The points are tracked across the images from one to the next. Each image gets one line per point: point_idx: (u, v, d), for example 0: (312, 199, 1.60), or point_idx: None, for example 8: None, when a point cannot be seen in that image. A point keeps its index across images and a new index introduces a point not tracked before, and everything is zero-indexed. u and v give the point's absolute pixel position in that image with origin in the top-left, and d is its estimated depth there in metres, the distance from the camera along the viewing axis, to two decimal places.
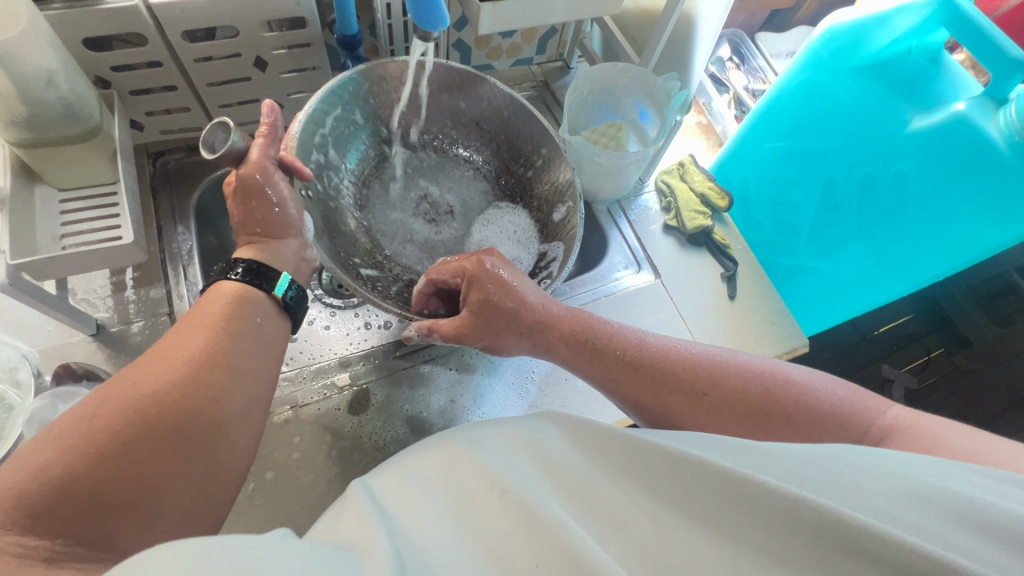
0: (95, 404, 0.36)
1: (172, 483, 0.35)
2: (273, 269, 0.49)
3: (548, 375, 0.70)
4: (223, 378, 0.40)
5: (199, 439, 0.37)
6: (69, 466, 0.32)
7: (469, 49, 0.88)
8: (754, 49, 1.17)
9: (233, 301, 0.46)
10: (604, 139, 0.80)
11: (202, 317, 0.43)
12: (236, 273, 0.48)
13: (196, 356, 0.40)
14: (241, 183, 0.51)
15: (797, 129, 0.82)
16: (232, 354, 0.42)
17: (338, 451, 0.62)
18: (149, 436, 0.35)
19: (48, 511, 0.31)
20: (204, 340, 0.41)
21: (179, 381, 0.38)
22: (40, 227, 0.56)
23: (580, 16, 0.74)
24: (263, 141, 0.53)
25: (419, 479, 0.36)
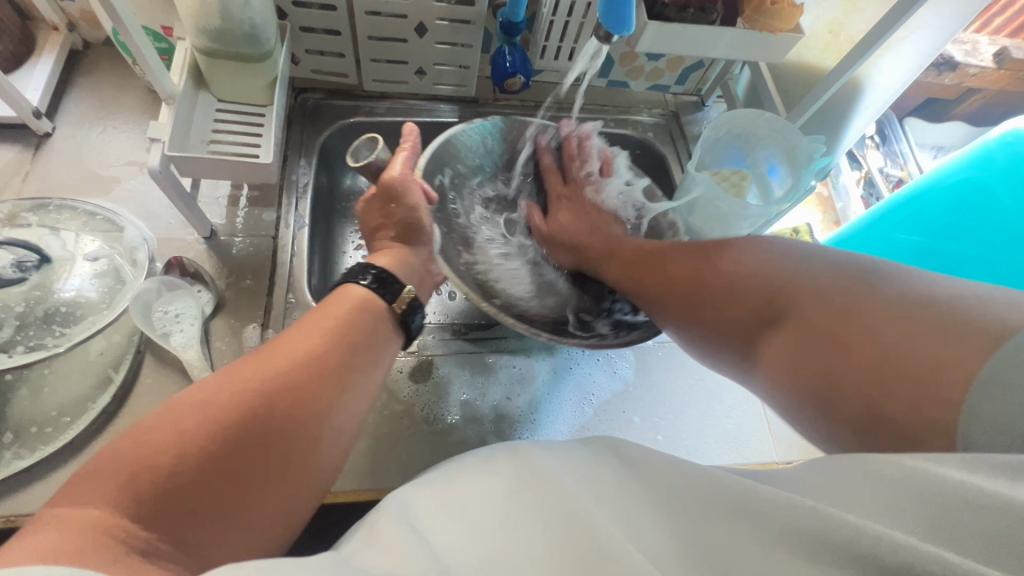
0: (219, 394, 0.38)
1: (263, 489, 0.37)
2: (399, 282, 0.52)
3: (607, 403, 0.68)
4: (336, 392, 0.42)
5: (299, 445, 0.39)
6: (192, 451, 0.35)
7: (612, 63, 0.88)
8: (900, 133, 1.11)
9: (353, 308, 0.48)
10: (724, 183, 0.77)
11: (326, 321, 0.46)
12: (365, 280, 0.50)
13: (312, 360, 0.42)
14: (383, 187, 0.59)
15: (939, 228, 0.76)
16: (347, 367, 0.44)
17: (391, 413, 0.63)
18: (255, 440, 0.37)
19: (156, 503, 0.33)
20: (323, 344, 0.43)
21: (295, 386, 0.40)
22: (194, 128, 0.61)
23: (741, 56, 0.72)
24: (406, 153, 0.63)
25: (452, 483, 0.37)
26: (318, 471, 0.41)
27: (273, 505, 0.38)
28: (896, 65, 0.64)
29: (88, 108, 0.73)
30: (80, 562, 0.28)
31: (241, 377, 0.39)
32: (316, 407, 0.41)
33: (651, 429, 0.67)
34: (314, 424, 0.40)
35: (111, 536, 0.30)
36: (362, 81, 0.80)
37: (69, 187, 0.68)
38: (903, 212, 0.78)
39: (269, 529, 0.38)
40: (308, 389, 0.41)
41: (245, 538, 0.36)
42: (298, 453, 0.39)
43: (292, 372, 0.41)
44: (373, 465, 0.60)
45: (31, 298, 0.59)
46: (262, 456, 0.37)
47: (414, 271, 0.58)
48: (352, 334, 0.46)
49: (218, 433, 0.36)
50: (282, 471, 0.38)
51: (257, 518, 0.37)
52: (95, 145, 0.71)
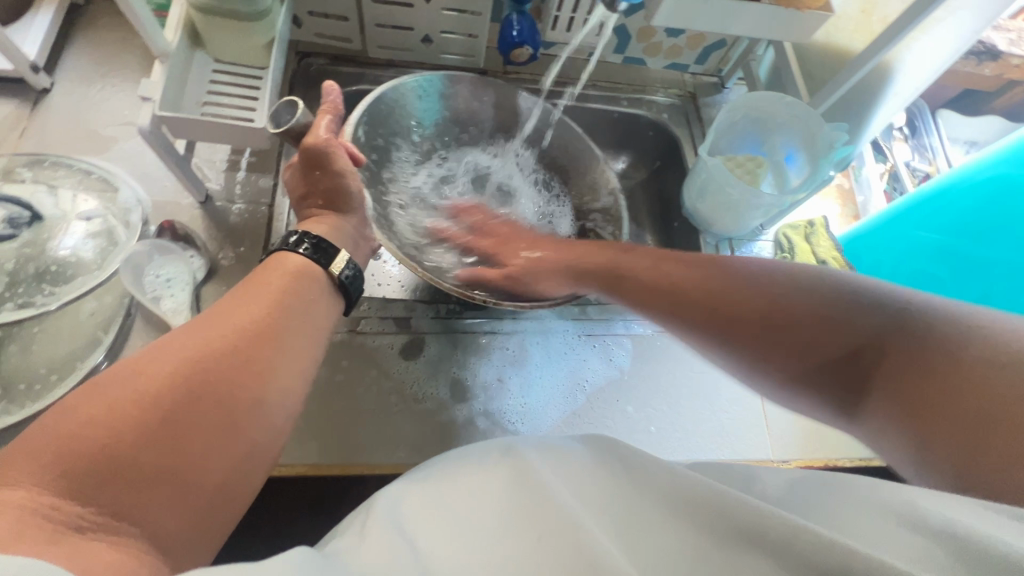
0: (153, 360, 0.36)
1: (208, 456, 0.36)
2: (333, 246, 0.50)
3: (600, 390, 0.67)
4: (272, 351, 0.41)
5: (241, 412, 0.38)
6: (128, 412, 0.33)
7: (629, 39, 0.84)
8: (931, 125, 1.05)
9: (289, 274, 0.47)
10: (738, 169, 0.73)
11: (270, 284, 0.45)
12: (303, 249, 0.49)
13: (255, 325, 0.41)
14: (307, 154, 0.54)
15: (963, 227, 0.72)
16: (283, 330, 0.43)
17: (379, 388, 0.62)
18: (193, 400, 0.36)
19: (85, 474, 0.31)
20: (267, 309, 0.43)
21: (231, 347, 0.39)
22: (188, 88, 0.59)
23: (764, 34, 0.68)
24: (332, 116, 0.57)
25: (446, 486, 0.37)
26: (264, 433, 0.39)
27: (222, 467, 0.36)
28: (938, 45, 0.59)
29: (87, 65, 0.71)
30: (16, 546, 0.27)
31: (172, 347, 0.37)
32: (257, 368, 0.40)
33: (644, 420, 0.65)
34: (255, 387, 0.39)
35: (41, 516, 0.29)
36: (367, 47, 0.77)
37: (66, 145, 0.67)
38: (925, 210, 0.73)
39: (217, 497, 0.36)
40: (242, 352, 0.40)
41: (191, 511, 0.35)
42: (240, 415, 0.38)
43: (225, 338, 0.39)
44: (359, 440, 0.59)
45: (22, 255, 0.58)
46: (207, 420, 0.36)
47: (350, 238, 0.56)
48: (286, 295, 0.45)
49: (155, 394, 0.35)
50: (224, 436, 0.37)
51: (205, 485, 0.35)
52: (93, 102, 0.69)
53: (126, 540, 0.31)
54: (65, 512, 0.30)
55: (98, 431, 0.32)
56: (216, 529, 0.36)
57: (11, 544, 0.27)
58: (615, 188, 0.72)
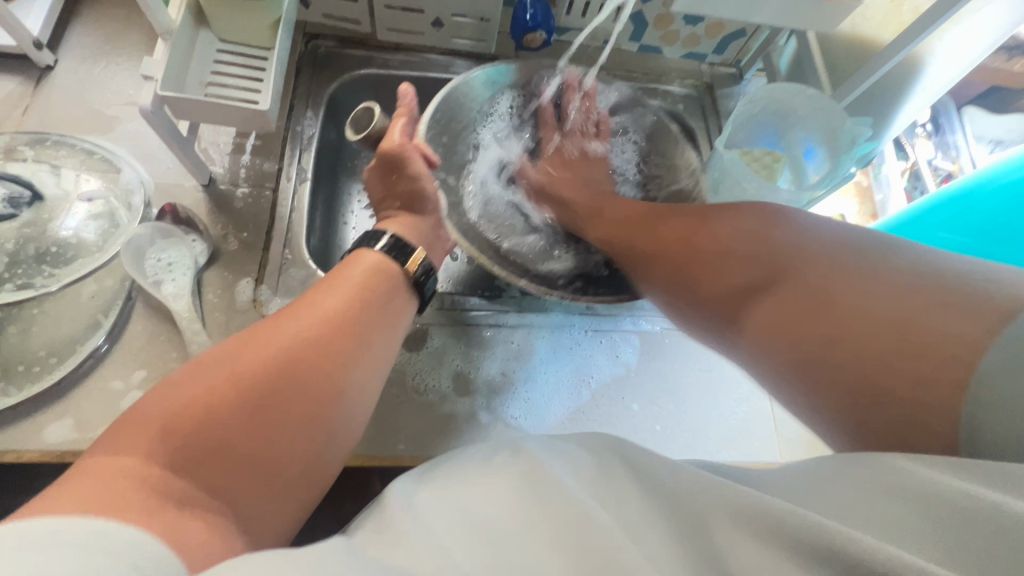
0: (243, 348, 0.38)
1: (289, 446, 0.37)
2: (411, 246, 0.51)
3: (606, 387, 0.65)
4: (354, 347, 0.42)
5: (323, 403, 0.39)
6: (219, 396, 0.35)
7: (645, 26, 0.81)
8: (956, 122, 1.02)
9: (369, 271, 0.47)
10: (755, 164, 0.71)
11: (347, 279, 0.46)
12: (380, 245, 0.49)
13: (336, 318, 0.42)
14: (383, 157, 0.57)
15: (984, 231, 0.70)
16: (362, 323, 0.43)
17: (381, 379, 0.61)
18: (278, 389, 0.37)
19: (184, 452, 0.33)
20: (345, 302, 0.43)
21: (317, 341, 0.40)
22: (192, 68, 0.58)
23: (787, 23, 0.65)
24: (405, 120, 0.60)
25: (451, 484, 0.35)
26: (343, 423, 0.40)
27: (303, 451, 0.37)
28: (974, 34, 0.56)
29: (90, 43, 0.70)
30: (126, 512, 0.28)
31: (262, 338, 0.39)
32: (339, 359, 0.40)
33: (650, 418, 0.64)
34: (338, 379, 0.40)
35: (146, 484, 0.31)
36: (375, 29, 0.75)
37: (69, 124, 0.66)
38: (948, 210, 0.71)
39: (297, 484, 0.37)
40: (327, 344, 0.40)
41: (275, 494, 0.36)
42: (321, 405, 0.39)
43: (309, 328, 0.40)
44: (361, 432, 0.58)
45: (23, 236, 0.58)
46: (288, 407, 0.37)
47: (426, 239, 0.58)
48: (367, 287, 0.46)
49: (245, 384, 0.36)
50: (307, 421, 0.38)
51: (286, 469, 0.36)
52: (97, 81, 0.68)
53: (217, 515, 0.33)
54: (167, 485, 0.31)
55: (198, 410, 0.34)
56: (297, 508, 0.37)
57: (101, 509, 0.28)
58: (696, 170, 0.75)
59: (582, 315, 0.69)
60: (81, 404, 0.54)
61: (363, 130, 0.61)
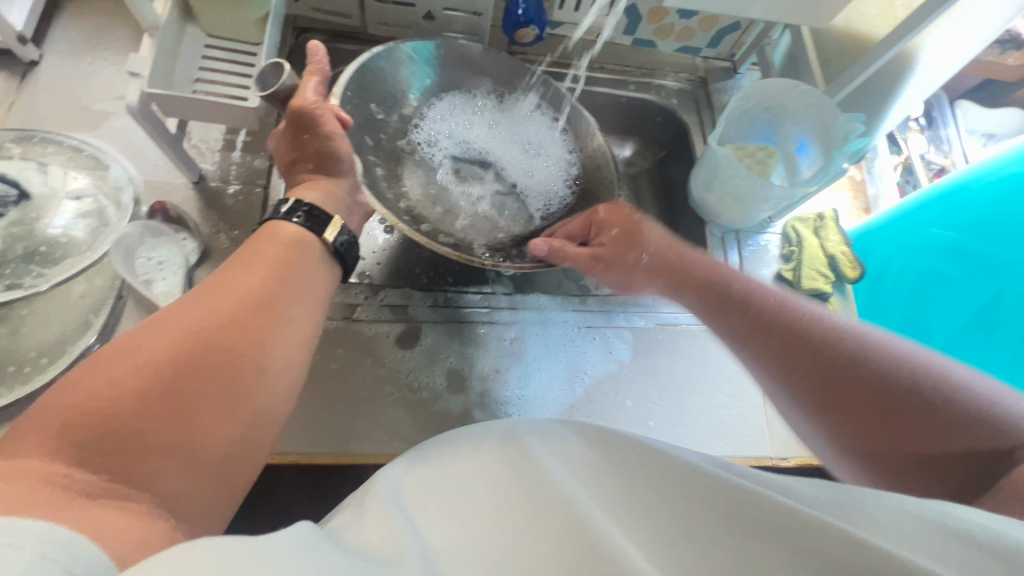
0: (148, 338, 0.35)
1: (212, 427, 0.34)
2: (328, 213, 0.48)
3: (599, 384, 0.66)
4: (276, 325, 0.40)
5: (244, 382, 0.37)
6: (117, 394, 0.32)
7: (640, 18, 0.80)
8: (949, 116, 1.02)
9: (284, 244, 0.44)
10: (748, 159, 0.71)
11: (261, 258, 0.42)
12: (297, 217, 0.46)
13: (249, 298, 0.39)
14: (292, 117, 0.53)
15: (977, 224, 0.70)
16: (281, 300, 0.41)
17: (375, 377, 0.61)
18: (188, 372, 0.34)
19: (90, 446, 0.31)
20: (257, 282, 0.40)
21: (227, 322, 0.37)
22: (179, 65, 0.57)
23: (782, 17, 0.65)
24: (317, 78, 0.55)
25: (440, 471, 0.36)
26: (268, 402, 0.38)
27: (229, 429, 0.35)
28: (971, 28, 0.56)
29: (77, 37, 0.69)
30: (26, 509, 0.27)
31: (172, 324, 0.36)
32: (257, 337, 0.38)
33: (642, 414, 0.65)
34: (257, 354, 0.38)
35: (53, 481, 0.29)
36: (367, 23, 0.74)
37: (56, 121, 0.65)
38: (937, 207, 0.71)
39: (229, 462, 0.35)
40: (243, 322, 0.38)
41: (202, 474, 0.34)
42: (243, 386, 0.36)
43: (222, 309, 0.38)
44: (354, 429, 0.59)
45: (13, 234, 0.58)
46: (206, 386, 0.35)
47: (343, 205, 0.53)
48: (282, 261, 0.43)
49: (145, 372, 0.33)
50: (229, 400, 0.36)
51: (211, 450, 0.34)
52: (83, 77, 0.67)
53: (138, 505, 0.31)
54: (80, 480, 0.30)
55: (96, 409, 0.31)
56: (226, 487, 0.35)
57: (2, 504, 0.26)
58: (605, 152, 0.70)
59: (574, 310, 0.69)
60: None
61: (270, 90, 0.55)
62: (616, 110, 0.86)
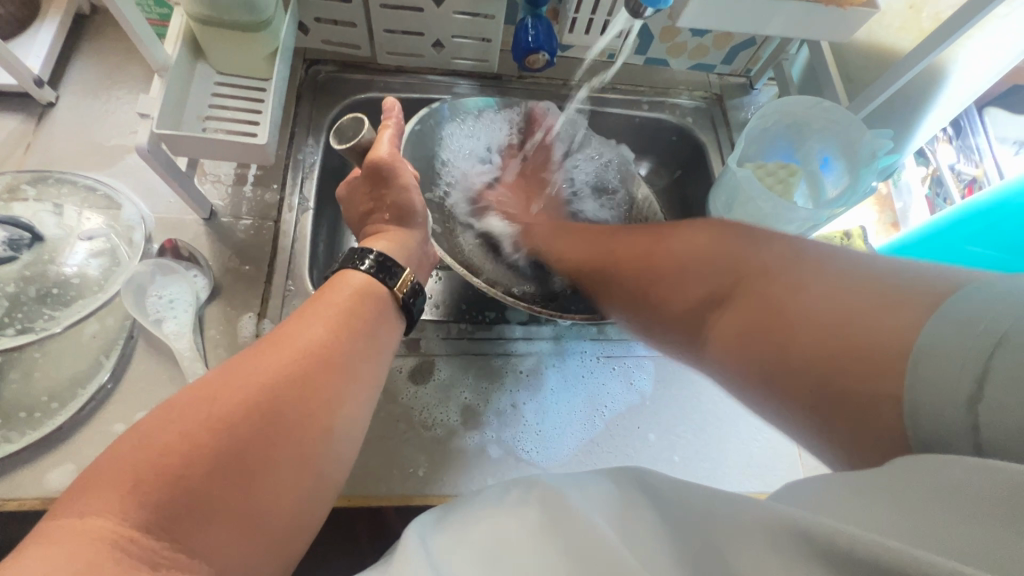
0: (220, 389, 0.33)
1: (273, 491, 0.33)
2: (401, 267, 0.47)
3: (620, 417, 0.63)
4: (341, 380, 0.38)
5: (307, 443, 0.35)
6: (187, 450, 0.30)
7: (652, 38, 0.79)
8: (978, 124, 0.98)
9: (356, 294, 0.43)
10: (770, 178, 0.69)
11: (332, 309, 0.41)
12: (365, 265, 0.45)
13: (315, 350, 0.38)
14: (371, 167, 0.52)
15: (1018, 246, 0.65)
16: (347, 354, 0.39)
17: (387, 415, 0.59)
18: (254, 430, 0.33)
19: (158, 508, 0.29)
20: (325, 333, 0.39)
21: (292, 376, 0.36)
22: (190, 104, 0.57)
23: (800, 33, 0.63)
24: (391, 130, 0.55)
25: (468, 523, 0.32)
26: (330, 464, 0.36)
27: (295, 494, 0.34)
28: (1006, 40, 0.53)
29: (92, 78, 0.70)
30: None
31: (242, 376, 0.34)
32: (328, 398, 0.36)
33: (667, 448, 0.62)
34: (326, 416, 0.36)
35: (118, 549, 0.27)
36: (376, 53, 0.74)
37: (71, 161, 0.65)
38: (974, 224, 0.67)
39: (288, 527, 0.34)
40: (312, 377, 0.36)
41: (262, 542, 0.32)
42: (310, 445, 0.35)
43: (295, 358, 0.37)
44: (365, 470, 0.56)
45: (25, 276, 0.57)
46: (270, 444, 0.33)
47: (414, 255, 0.54)
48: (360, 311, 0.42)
49: (215, 430, 0.31)
50: (295, 461, 0.34)
51: (270, 516, 0.32)
52: (98, 117, 0.68)
53: None
54: (145, 548, 0.28)
55: (165, 470, 0.30)
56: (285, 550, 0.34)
57: None
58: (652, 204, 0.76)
59: (593, 340, 0.67)
60: (83, 448, 0.52)
61: (347, 142, 0.53)
62: (629, 131, 0.84)
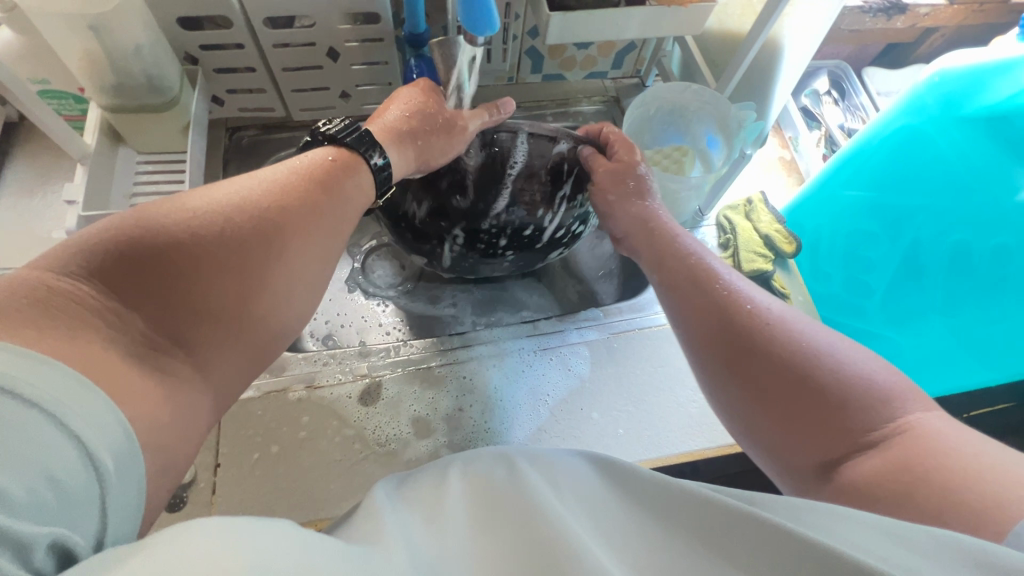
0: (191, 202, 0.38)
1: (256, 304, 0.38)
2: (379, 141, 0.49)
3: (563, 402, 0.67)
4: (320, 222, 0.42)
5: (287, 271, 0.40)
6: (161, 243, 0.35)
7: (542, 58, 0.87)
8: (859, 84, 1.06)
9: (338, 166, 0.46)
10: (666, 161, 0.75)
11: (303, 172, 0.44)
12: (345, 138, 0.47)
13: (302, 196, 0.42)
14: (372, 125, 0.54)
15: (884, 182, 0.71)
16: (328, 218, 0.43)
17: (342, 439, 0.63)
18: (232, 243, 0.37)
19: (134, 290, 0.33)
20: (303, 184, 0.43)
21: (273, 207, 0.40)
22: (116, 185, 0.62)
23: (657, 33, 0.70)
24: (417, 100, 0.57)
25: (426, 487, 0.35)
26: (303, 307, 0.42)
27: (262, 323, 0.39)
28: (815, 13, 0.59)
29: (27, 178, 0.74)
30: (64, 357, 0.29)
31: (220, 199, 0.39)
32: (306, 230, 0.41)
33: (611, 424, 0.66)
34: (308, 243, 0.41)
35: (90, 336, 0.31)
36: (291, 112, 0.80)
37: (14, 256, 0.69)
38: (844, 172, 0.72)
39: (260, 344, 0.39)
40: (291, 215, 0.41)
41: (233, 349, 0.37)
42: (288, 274, 0.40)
43: (252, 203, 0.40)
44: (327, 493, 0.60)
45: None
46: (241, 255, 0.37)
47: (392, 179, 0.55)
48: (322, 183, 0.44)
49: (193, 231, 0.36)
50: (273, 288, 0.39)
51: (246, 325, 0.38)
52: (37, 212, 0.72)
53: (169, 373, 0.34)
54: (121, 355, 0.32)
55: (142, 250, 0.34)
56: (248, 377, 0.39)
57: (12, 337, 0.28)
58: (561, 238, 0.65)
59: (529, 336, 0.71)
60: None
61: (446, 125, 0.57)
62: None
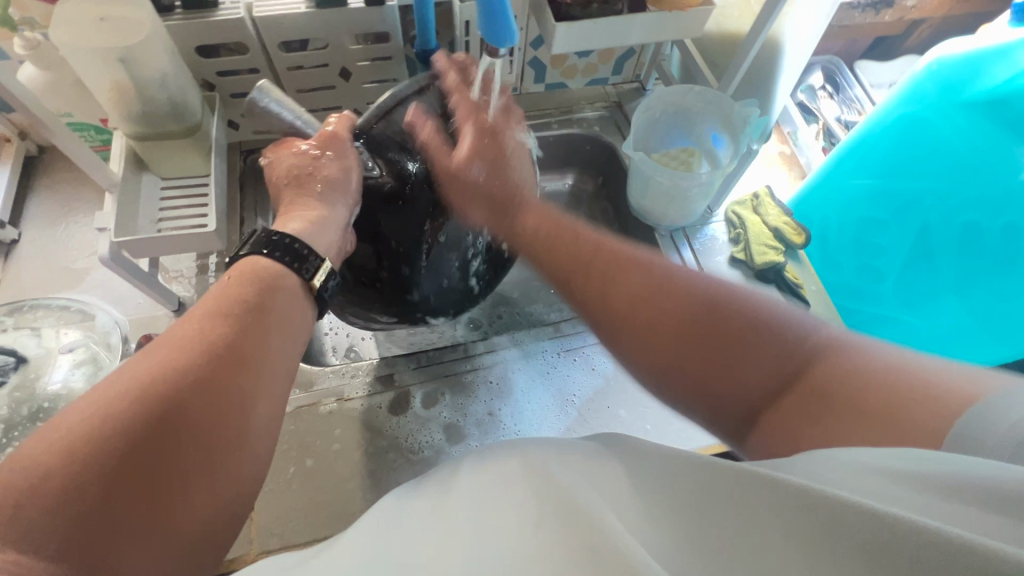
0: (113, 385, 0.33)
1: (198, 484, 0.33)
2: (309, 248, 0.45)
3: (589, 402, 0.68)
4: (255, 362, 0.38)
5: (235, 429, 0.35)
6: (96, 438, 0.30)
7: (544, 68, 0.90)
8: (852, 77, 1.09)
9: (266, 276, 0.42)
10: (673, 163, 0.78)
11: (230, 297, 0.40)
12: (275, 252, 0.44)
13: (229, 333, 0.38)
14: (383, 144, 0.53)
15: (889, 168, 0.73)
16: (262, 335, 0.39)
17: (375, 449, 0.63)
18: (160, 425, 0.32)
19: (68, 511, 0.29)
20: (230, 318, 0.38)
21: (205, 356, 0.36)
22: (141, 211, 0.62)
23: (660, 37, 0.72)
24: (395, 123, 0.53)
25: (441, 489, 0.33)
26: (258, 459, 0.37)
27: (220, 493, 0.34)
28: (816, 8, 0.60)
29: (49, 209, 0.76)
30: None
31: (143, 363, 0.35)
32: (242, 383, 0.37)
33: (638, 419, 0.67)
34: (247, 395, 0.37)
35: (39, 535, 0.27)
36: None
37: (41, 287, 0.70)
38: (850, 159, 0.75)
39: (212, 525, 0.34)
40: (227, 358, 0.37)
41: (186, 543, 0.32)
42: (227, 437, 0.35)
43: (178, 363, 0.35)
44: (364, 503, 0.60)
45: (14, 399, 0.61)
46: (167, 447, 0.32)
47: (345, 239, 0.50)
48: (255, 303, 0.40)
49: (105, 423, 0.31)
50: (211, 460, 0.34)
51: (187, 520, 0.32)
52: (61, 242, 0.73)
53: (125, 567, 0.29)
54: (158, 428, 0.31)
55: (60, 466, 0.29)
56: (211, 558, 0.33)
57: None
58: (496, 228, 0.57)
59: (552, 338, 0.72)
60: None
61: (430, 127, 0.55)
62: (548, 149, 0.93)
